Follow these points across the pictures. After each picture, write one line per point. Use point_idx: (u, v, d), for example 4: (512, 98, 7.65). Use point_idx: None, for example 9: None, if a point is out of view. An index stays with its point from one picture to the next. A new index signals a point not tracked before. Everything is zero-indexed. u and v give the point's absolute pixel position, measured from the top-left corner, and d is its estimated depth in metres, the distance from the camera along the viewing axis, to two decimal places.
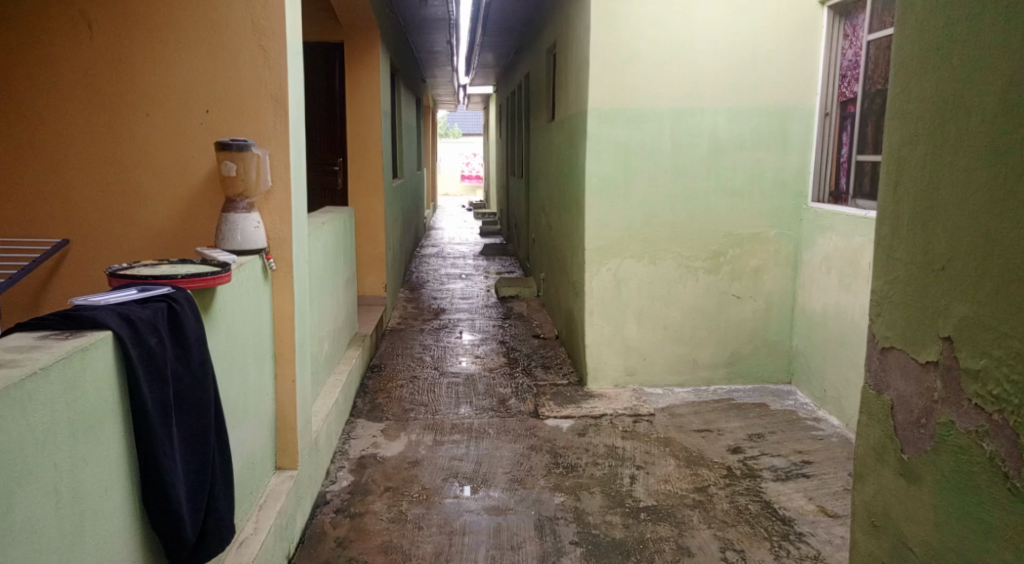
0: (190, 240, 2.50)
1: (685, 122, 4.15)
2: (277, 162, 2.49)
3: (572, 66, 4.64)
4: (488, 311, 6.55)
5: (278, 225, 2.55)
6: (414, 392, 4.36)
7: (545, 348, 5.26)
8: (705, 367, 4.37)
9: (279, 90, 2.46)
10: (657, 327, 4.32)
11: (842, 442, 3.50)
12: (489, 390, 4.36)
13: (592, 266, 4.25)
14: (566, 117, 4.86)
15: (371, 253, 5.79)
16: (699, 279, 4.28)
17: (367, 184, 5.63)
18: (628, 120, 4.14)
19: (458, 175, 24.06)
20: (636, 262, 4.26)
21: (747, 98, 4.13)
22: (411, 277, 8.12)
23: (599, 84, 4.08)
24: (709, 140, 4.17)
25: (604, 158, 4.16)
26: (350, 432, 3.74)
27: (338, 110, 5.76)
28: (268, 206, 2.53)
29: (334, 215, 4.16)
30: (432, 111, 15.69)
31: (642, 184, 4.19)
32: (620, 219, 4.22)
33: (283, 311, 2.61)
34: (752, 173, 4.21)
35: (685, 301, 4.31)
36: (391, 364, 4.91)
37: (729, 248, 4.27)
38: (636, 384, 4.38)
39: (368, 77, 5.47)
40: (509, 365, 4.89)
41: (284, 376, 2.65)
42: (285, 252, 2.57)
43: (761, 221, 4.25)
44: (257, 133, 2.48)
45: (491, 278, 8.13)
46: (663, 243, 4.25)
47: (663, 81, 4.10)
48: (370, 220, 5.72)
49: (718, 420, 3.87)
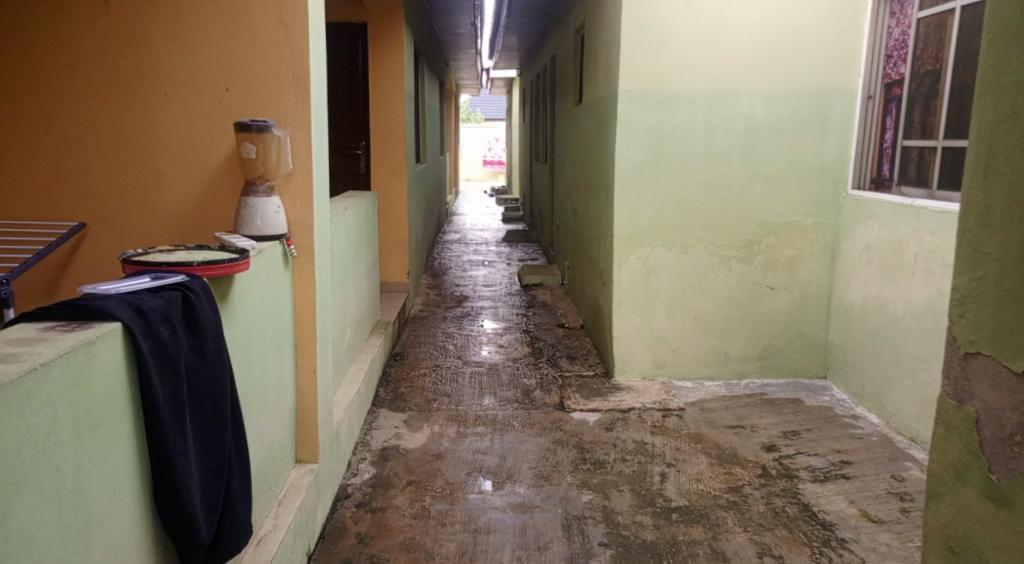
0: (209, 226, 2.42)
1: (720, 105, 3.98)
2: (298, 143, 2.39)
3: (601, 46, 4.48)
4: (511, 298, 6.44)
5: (298, 210, 2.45)
6: (436, 381, 4.27)
7: (570, 338, 5.14)
8: (736, 359, 4.23)
9: (301, 68, 2.36)
10: (688, 318, 4.18)
11: (882, 441, 3.34)
12: (513, 381, 4.27)
13: (621, 254, 4.11)
14: (595, 99, 4.70)
15: (393, 239, 5.69)
16: (732, 269, 4.13)
17: (390, 168, 5.53)
18: (661, 102, 3.97)
19: (480, 160, 23.92)
20: (667, 250, 4.11)
21: (786, 80, 3.95)
22: (433, 263, 8.03)
23: (630, 65, 3.92)
24: (745, 123, 4.00)
25: (634, 142, 4.01)
26: (371, 422, 3.67)
27: (361, 93, 5.66)
28: (288, 189, 2.43)
29: (356, 199, 4.06)
30: (455, 95, 15.55)
31: (674, 169, 4.04)
32: (651, 205, 4.07)
33: (304, 300, 2.52)
34: (790, 159, 4.03)
35: (717, 292, 4.16)
36: (413, 352, 4.82)
37: (764, 237, 4.10)
38: (665, 377, 4.25)
39: (392, 58, 5.36)
40: (533, 355, 4.78)
41: (305, 367, 2.55)
42: (306, 238, 2.48)
43: (798, 209, 4.08)
44: (278, 114, 2.38)
45: (513, 266, 8.01)
46: (695, 231, 4.10)
47: (697, 62, 3.93)
48: (392, 205, 5.61)
49: (750, 415, 3.74)
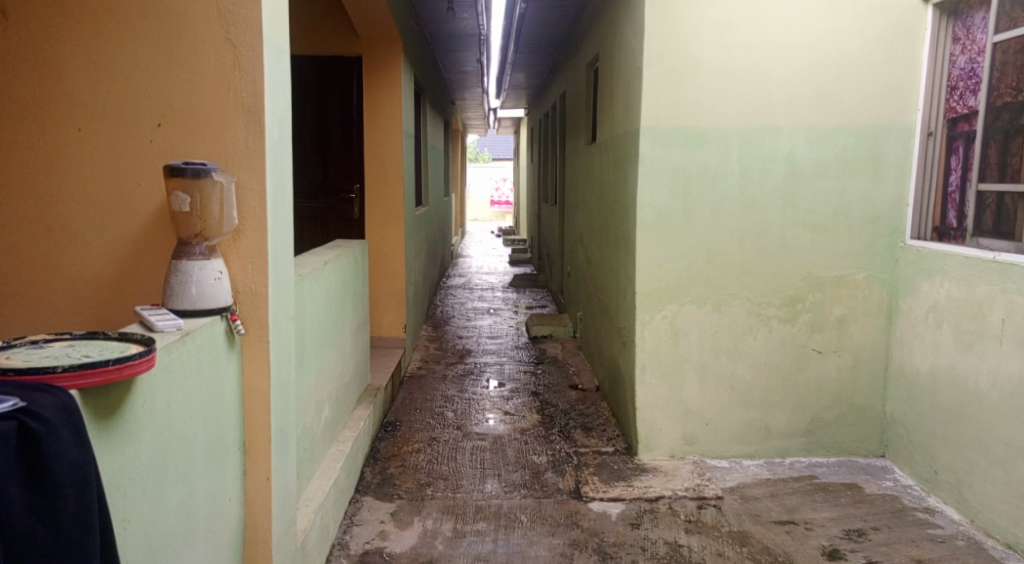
0: (133, 297, 1.91)
1: (758, 143, 3.49)
2: (251, 192, 1.90)
3: (619, 79, 4.01)
4: (518, 353, 5.89)
5: (250, 275, 1.94)
6: (431, 460, 3.72)
7: (584, 403, 4.58)
8: (780, 435, 3.65)
9: (254, 98, 1.87)
10: (723, 387, 3.63)
11: (970, 548, 2.76)
12: (520, 459, 3.73)
13: (645, 313, 3.58)
14: (612, 138, 4.22)
15: (389, 290, 5.17)
16: (773, 330, 3.59)
17: (386, 214, 5.06)
18: (690, 141, 3.48)
19: (487, 201, 23.60)
20: (698, 308, 3.58)
21: (832, 117, 3.46)
22: (434, 312, 7.50)
23: (656, 98, 3.44)
24: (786, 163, 3.50)
25: (660, 186, 3.50)
26: (353, 515, 3.13)
27: (355, 131, 5.17)
28: (238, 249, 1.93)
29: (341, 251, 3.55)
30: (460, 136, 15.22)
31: (705, 216, 3.53)
32: (679, 258, 3.55)
33: (255, 387, 1.98)
34: (837, 204, 3.52)
35: (755, 356, 3.61)
36: (406, 421, 4.27)
37: (810, 293, 3.56)
38: (696, 456, 3.67)
39: (390, 95, 4.93)
40: (543, 425, 4.22)
41: (256, 475, 2.01)
42: (260, 309, 1.96)
43: (847, 262, 3.55)
44: (223, 156, 1.89)
45: (521, 314, 7.47)
46: (730, 287, 3.57)
47: (732, 96, 3.45)
48: (388, 253, 5.12)
49: (802, 507, 3.15)
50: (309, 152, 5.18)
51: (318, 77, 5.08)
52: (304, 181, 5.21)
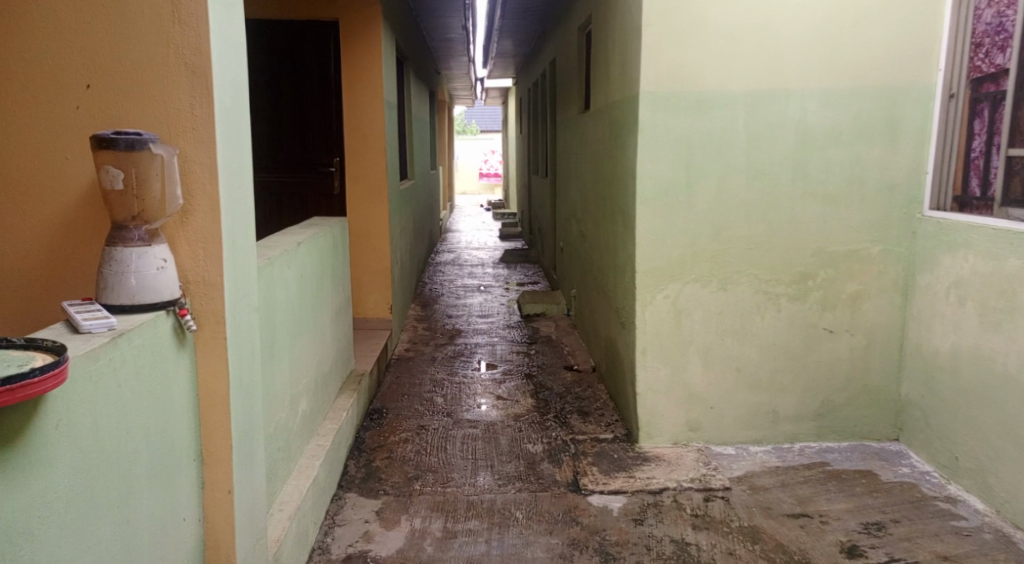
0: (66, 287, 1.67)
1: (767, 108, 3.23)
2: (200, 166, 1.64)
3: (615, 41, 3.73)
4: (510, 332, 5.66)
5: (202, 262, 1.69)
6: (419, 450, 3.49)
7: (580, 385, 4.37)
8: (789, 419, 3.45)
9: (199, 56, 1.61)
10: (728, 370, 3.42)
11: (999, 542, 2.58)
12: (514, 448, 3.51)
13: (645, 292, 3.34)
14: (607, 105, 3.95)
15: (373, 270, 4.92)
16: (782, 309, 3.37)
17: (368, 189, 4.79)
18: (693, 107, 3.22)
19: (477, 174, 23.23)
20: (702, 286, 3.35)
21: (846, 78, 3.21)
22: (423, 290, 7.25)
23: (656, 61, 3.16)
24: (797, 130, 3.25)
25: (661, 155, 3.25)
26: (335, 514, 2.91)
27: (333, 101, 4.85)
28: (186, 233, 1.68)
29: (317, 230, 3.29)
30: (448, 108, 14.83)
31: (709, 187, 3.28)
32: (681, 233, 3.31)
33: (211, 390, 1.73)
34: (851, 173, 3.28)
35: (763, 337, 3.39)
36: (393, 409, 4.04)
37: (821, 269, 3.34)
38: (700, 442, 3.47)
39: (369, 61, 4.62)
40: (538, 411, 4.00)
41: (216, 489, 1.77)
42: (214, 301, 1.70)
43: (861, 235, 3.32)
44: (165, 124, 1.63)
45: (512, 291, 7.23)
46: (736, 263, 3.34)
47: (739, 56, 3.18)
48: (371, 230, 4.85)
49: (815, 497, 2.95)
50: (285, 124, 4.87)
51: (293, 43, 4.76)
52: (280, 156, 4.90)
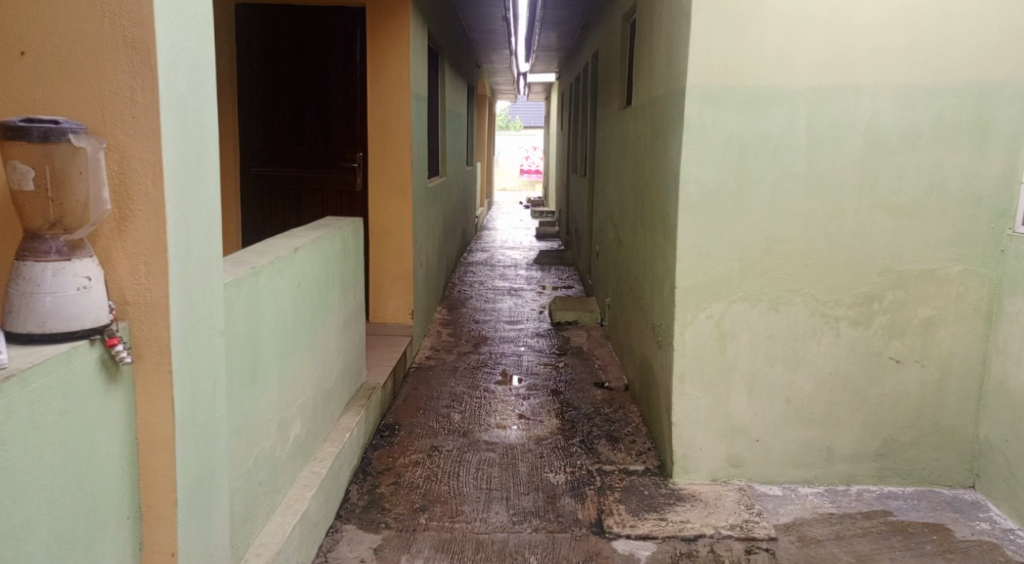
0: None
1: (832, 106, 2.84)
2: (140, 162, 1.36)
3: (661, 28, 3.36)
4: (539, 341, 5.32)
5: (143, 278, 1.40)
6: (430, 476, 3.19)
7: (611, 406, 4.02)
8: (845, 459, 3.04)
9: (139, 27, 1.32)
10: (777, 401, 3.03)
11: None
12: (534, 478, 3.18)
13: (686, 311, 2.98)
14: (650, 99, 3.58)
15: (394, 273, 4.63)
16: (841, 334, 2.97)
17: (391, 187, 4.51)
18: (746, 103, 2.84)
19: (517, 170, 22.94)
20: (750, 306, 2.98)
21: (927, 72, 2.79)
22: (451, 292, 6.96)
23: (705, 50, 2.79)
24: (867, 132, 2.84)
25: (708, 158, 2.88)
26: (329, 550, 2.63)
27: (358, 92, 4.55)
28: (124, 243, 1.39)
29: (325, 231, 3.01)
30: (489, 103, 14.53)
31: (762, 194, 2.90)
32: (729, 246, 2.94)
33: (152, 432, 1.44)
34: (928, 182, 2.86)
35: (818, 365, 3.00)
36: (406, 425, 3.74)
37: (889, 291, 2.93)
38: (743, 480, 3.09)
39: (397, 52, 4.34)
40: (563, 434, 3.67)
41: (158, 550, 1.48)
42: (158, 326, 1.41)
43: (938, 253, 2.90)
44: (101, 110, 1.35)
45: (545, 295, 6.89)
46: (790, 282, 2.95)
47: (802, 45, 2.79)
48: (393, 230, 4.57)
49: (877, 556, 2.56)
50: (306, 117, 4.59)
51: (317, 30, 4.50)
52: (300, 150, 4.62)
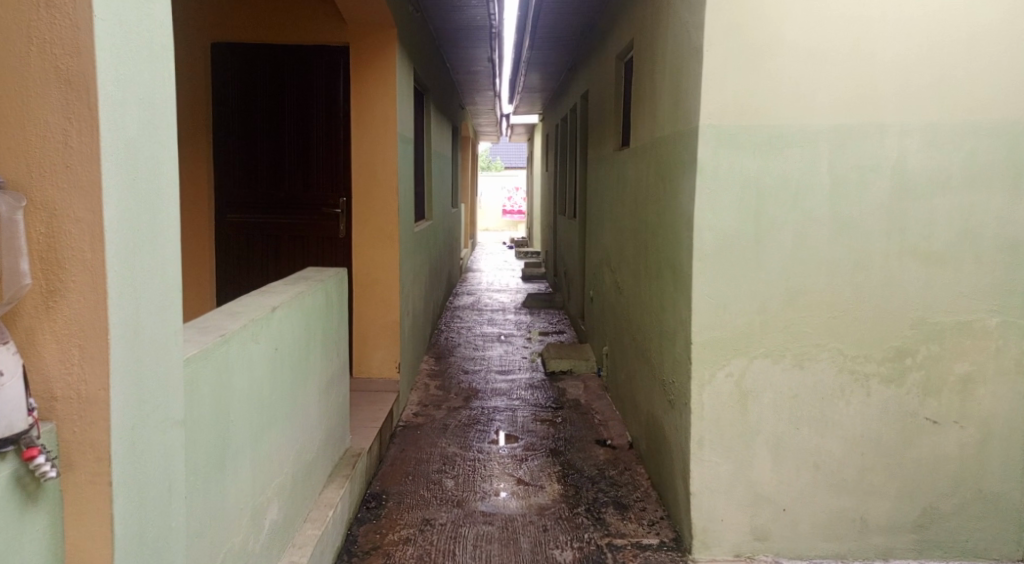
0: None
1: (856, 146, 2.64)
2: (76, 223, 1.10)
3: (665, 65, 3.16)
4: (534, 394, 5.02)
5: (76, 367, 1.12)
6: (423, 556, 2.86)
7: (616, 468, 3.72)
8: (880, 530, 2.77)
9: (76, 56, 1.07)
10: (806, 467, 2.76)
11: None
12: (538, 556, 2.86)
13: (703, 369, 2.72)
14: (654, 140, 3.37)
15: (380, 324, 4.34)
16: (872, 393, 2.72)
17: (377, 234, 4.25)
18: (764, 144, 2.64)
19: (501, 210, 22.85)
20: (772, 363, 2.72)
21: (956, 111, 2.60)
22: (438, 340, 6.65)
23: (719, 87, 2.58)
24: (894, 173, 2.64)
25: (725, 203, 2.66)
26: None
27: (342, 135, 4.32)
28: (54, 321, 1.12)
29: (305, 285, 2.72)
30: (473, 144, 14.41)
31: (783, 242, 2.68)
32: (748, 298, 2.70)
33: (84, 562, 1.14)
34: (961, 227, 2.66)
35: (848, 428, 2.74)
36: (394, 495, 3.41)
37: (923, 345, 2.70)
38: (770, 555, 2.80)
39: (382, 94, 4.14)
40: (567, 501, 3.36)
41: None
42: (95, 427, 1.12)
43: (975, 304, 2.68)
44: (30, 158, 1.10)
45: (536, 342, 6.61)
46: (817, 336, 2.71)
47: (823, 82, 2.60)
48: (379, 279, 4.29)
49: None
50: (286, 160, 4.34)
51: (298, 70, 4.28)
52: (279, 195, 4.35)
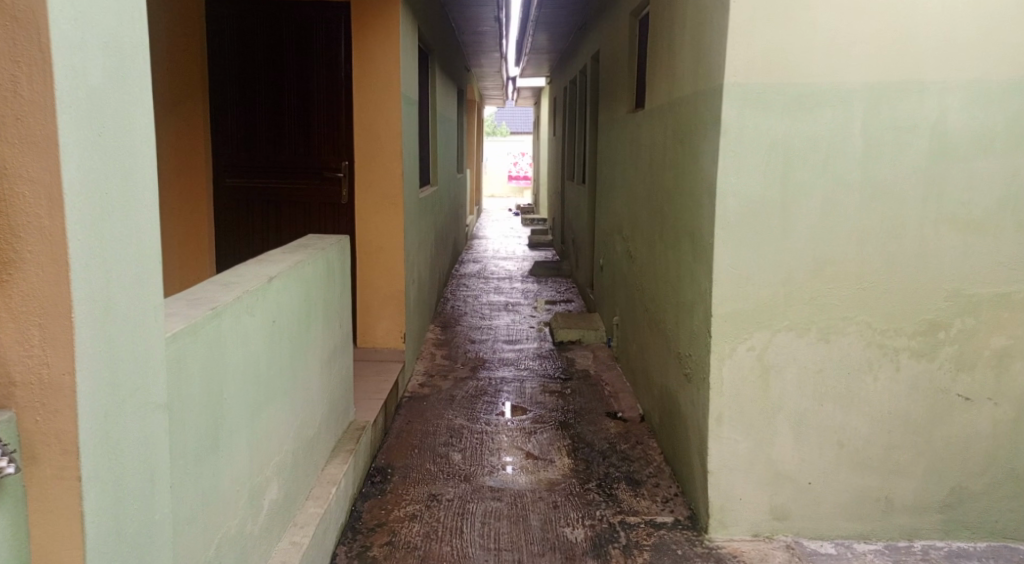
0: None
1: (892, 106, 2.46)
2: (29, 183, 0.96)
3: (685, 20, 2.96)
4: (542, 364, 4.91)
5: (37, 348, 0.99)
6: (429, 533, 2.77)
7: (628, 442, 3.61)
8: (906, 510, 2.66)
9: None
10: (830, 445, 2.64)
11: None
12: (548, 534, 2.77)
13: (724, 343, 2.58)
14: (671, 101, 3.19)
15: (384, 293, 4.21)
16: (901, 368, 2.58)
17: (380, 199, 4.10)
18: (794, 104, 2.46)
19: (507, 177, 22.60)
20: (796, 336, 2.59)
21: (1001, 68, 2.42)
22: (444, 308, 6.53)
23: (747, 41, 2.40)
24: (932, 135, 2.47)
25: (750, 167, 2.49)
26: None
27: (343, 95, 4.13)
28: (11, 296, 0.99)
29: (304, 254, 2.59)
30: (478, 108, 14.13)
31: (811, 209, 2.52)
32: (773, 269, 2.55)
33: None
34: (1002, 193, 2.50)
35: (875, 404, 2.61)
36: (400, 469, 3.31)
37: (957, 318, 2.56)
38: (790, 535, 2.70)
39: (385, 52, 3.96)
40: (577, 477, 3.26)
41: None
42: (60, 416, 1.00)
43: (1013, 275, 2.53)
44: None
45: (544, 311, 6.48)
46: (845, 309, 2.57)
47: (859, 36, 2.41)
48: (383, 246, 4.15)
49: None
50: (286, 123, 4.16)
51: (297, 27, 4.07)
52: (279, 159, 4.19)
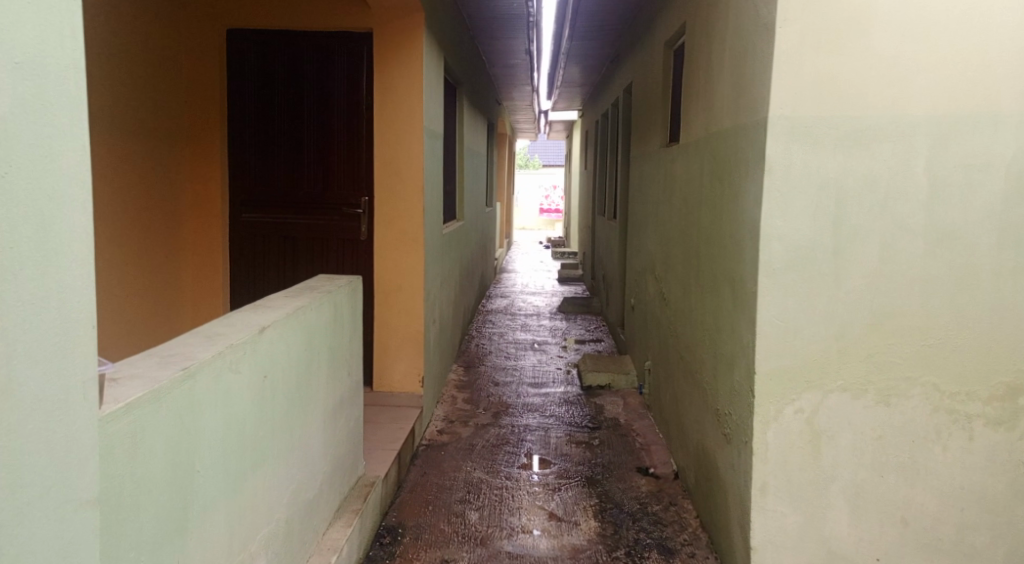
0: None
1: (962, 141, 2.19)
2: None
3: (725, 48, 2.73)
4: (569, 411, 4.63)
5: None
6: None
7: (660, 503, 3.30)
8: None
9: None
10: (892, 522, 2.33)
11: None
12: None
13: (769, 404, 2.29)
14: (709, 135, 2.95)
15: (402, 334, 3.99)
16: (975, 438, 2.28)
17: (399, 236, 3.91)
18: (849, 139, 2.20)
19: (538, 209, 22.48)
20: (852, 398, 2.29)
21: None
22: (467, 347, 6.29)
23: (795, 68, 2.15)
24: (1008, 174, 2.19)
25: (799, 208, 2.22)
26: None
27: (364, 127, 3.98)
28: None
29: (307, 298, 2.38)
30: (509, 141, 14.05)
31: (869, 256, 2.24)
32: (826, 322, 2.27)
33: None
34: None
35: (944, 477, 2.30)
36: (411, 529, 3.05)
37: None
38: None
39: (408, 84, 3.80)
40: (605, 544, 2.96)
41: None
42: None
43: None
44: None
45: (572, 351, 6.20)
46: (908, 368, 2.27)
47: (923, 64, 2.16)
48: (401, 285, 3.95)
49: None
50: (305, 156, 4.01)
51: (317, 59, 3.94)
52: (297, 193, 4.03)
